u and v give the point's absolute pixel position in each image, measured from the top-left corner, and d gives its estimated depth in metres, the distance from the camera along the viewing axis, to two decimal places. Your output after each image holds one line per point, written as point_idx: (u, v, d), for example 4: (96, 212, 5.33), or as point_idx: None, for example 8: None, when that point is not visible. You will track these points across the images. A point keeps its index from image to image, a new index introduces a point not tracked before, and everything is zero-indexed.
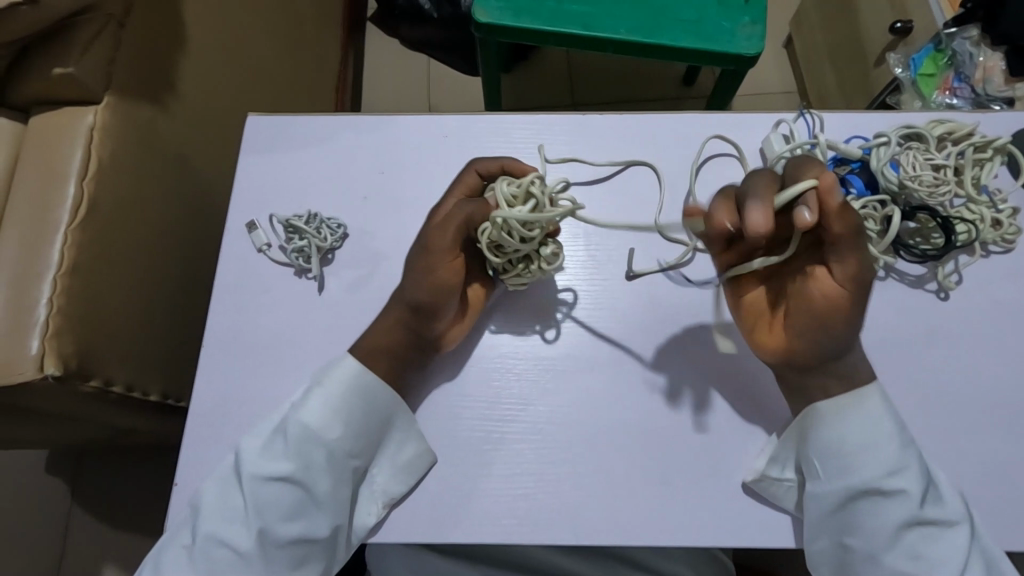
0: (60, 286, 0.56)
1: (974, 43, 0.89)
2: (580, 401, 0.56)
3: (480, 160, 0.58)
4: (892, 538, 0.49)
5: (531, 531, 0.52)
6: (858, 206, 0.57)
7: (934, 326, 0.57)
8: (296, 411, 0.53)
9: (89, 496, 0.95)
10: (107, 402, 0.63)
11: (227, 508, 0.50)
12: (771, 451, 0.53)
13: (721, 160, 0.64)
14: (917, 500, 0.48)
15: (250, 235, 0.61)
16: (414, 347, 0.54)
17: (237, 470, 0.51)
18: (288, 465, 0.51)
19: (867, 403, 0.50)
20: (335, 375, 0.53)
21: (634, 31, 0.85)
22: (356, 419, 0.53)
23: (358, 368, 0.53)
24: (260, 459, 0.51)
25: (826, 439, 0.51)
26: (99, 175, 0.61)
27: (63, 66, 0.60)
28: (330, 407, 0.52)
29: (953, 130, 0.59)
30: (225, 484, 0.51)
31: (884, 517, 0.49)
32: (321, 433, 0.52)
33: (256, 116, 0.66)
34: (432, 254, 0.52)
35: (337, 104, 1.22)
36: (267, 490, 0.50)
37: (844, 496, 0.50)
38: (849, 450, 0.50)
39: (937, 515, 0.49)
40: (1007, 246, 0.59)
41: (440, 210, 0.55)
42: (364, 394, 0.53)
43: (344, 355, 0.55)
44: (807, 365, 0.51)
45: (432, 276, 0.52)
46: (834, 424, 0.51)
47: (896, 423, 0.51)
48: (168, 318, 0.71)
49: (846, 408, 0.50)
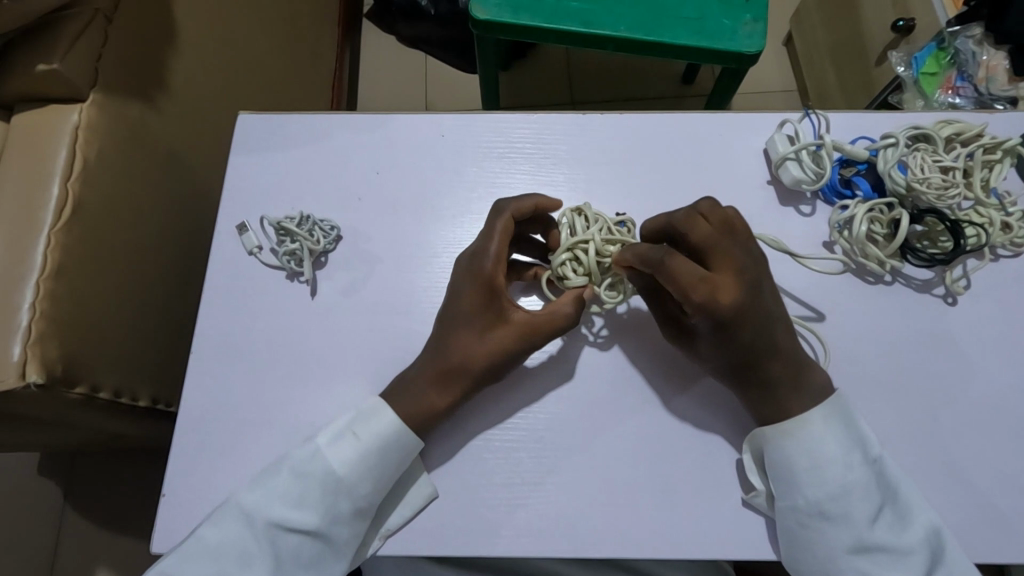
0: (43, 290, 0.55)
1: (978, 42, 0.88)
2: (586, 424, 0.54)
3: (519, 204, 0.53)
4: (840, 561, 0.47)
5: (530, 543, 0.51)
6: (865, 209, 0.55)
7: (941, 331, 0.56)
8: (322, 456, 0.50)
9: (82, 496, 0.93)
10: (95, 409, 0.62)
11: (240, 553, 0.47)
12: (745, 465, 0.51)
13: (724, 161, 0.62)
14: (863, 520, 0.47)
15: (241, 237, 0.60)
16: (433, 391, 0.51)
17: (251, 514, 0.48)
18: (311, 517, 0.48)
19: (807, 423, 0.49)
20: (372, 427, 0.50)
21: (633, 28, 0.83)
22: (386, 474, 0.50)
23: (397, 423, 0.50)
24: (282, 507, 0.48)
25: (778, 458, 0.49)
26: (85, 175, 0.59)
27: (46, 63, 0.58)
28: (363, 462, 0.50)
29: (962, 131, 0.58)
30: (235, 523, 0.48)
31: (835, 538, 0.47)
32: (352, 487, 0.49)
33: (247, 115, 0.65)
34: (471, 363, 0.51)
35: (332, 102, 1.20)
36: (288, 540, 0.48)
37: (795, 518, 0.48)
38: (794, 471, 0.48)
39: (887, 539, 0.47)
40: (1016, 250, 0.58)
41: (494, 275, 0.51)
42: (399, 451, 0.50)
43: (383, 405, 0.51)
44: (793, 385, 0.49)
45: (462, 362, 0.51)
46: (783, 444, 0.49)
47: (856, 443, 0.48)
48: (157, 322, 0.70)
49: (786, 430, 0.49)
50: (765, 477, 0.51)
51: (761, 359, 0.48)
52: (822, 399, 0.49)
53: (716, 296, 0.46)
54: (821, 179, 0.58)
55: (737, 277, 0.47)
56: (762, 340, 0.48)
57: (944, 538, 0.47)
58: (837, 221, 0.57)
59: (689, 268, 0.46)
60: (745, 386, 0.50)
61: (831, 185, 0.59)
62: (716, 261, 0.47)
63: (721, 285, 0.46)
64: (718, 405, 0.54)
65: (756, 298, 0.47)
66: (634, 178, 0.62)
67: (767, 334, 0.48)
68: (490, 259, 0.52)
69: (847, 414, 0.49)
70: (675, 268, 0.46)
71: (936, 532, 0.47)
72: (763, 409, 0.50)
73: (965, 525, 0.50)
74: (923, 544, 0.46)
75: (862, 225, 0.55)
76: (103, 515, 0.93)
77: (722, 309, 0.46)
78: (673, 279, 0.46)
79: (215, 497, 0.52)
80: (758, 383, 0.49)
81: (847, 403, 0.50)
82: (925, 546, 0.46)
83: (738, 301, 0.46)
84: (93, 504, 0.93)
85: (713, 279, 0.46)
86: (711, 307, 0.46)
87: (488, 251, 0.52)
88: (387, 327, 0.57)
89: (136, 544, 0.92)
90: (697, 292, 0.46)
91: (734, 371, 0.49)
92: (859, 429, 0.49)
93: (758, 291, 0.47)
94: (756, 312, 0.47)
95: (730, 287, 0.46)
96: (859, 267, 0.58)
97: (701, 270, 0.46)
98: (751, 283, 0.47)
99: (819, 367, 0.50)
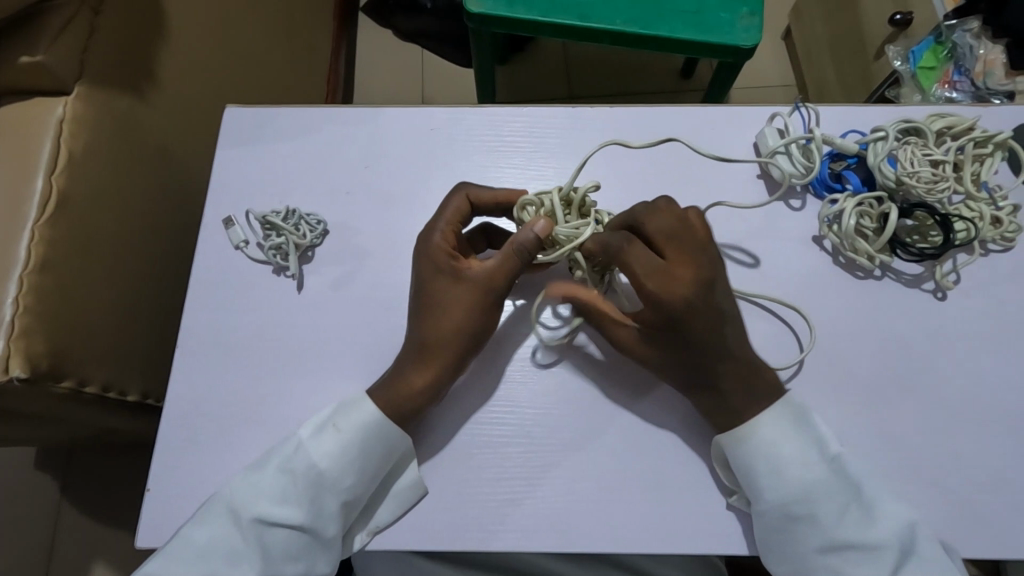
0: (28, 284, 0.55)
1: (975, 36, 0.89)
2: (571, 421, 0.54)
3: (469, 183, 0.55)
4: (811, 560, 0.47)
5: (516, 538, 0.51)
6: (854, 203, 0.55)
7: (931, 326, 0.56)
8: (303, 451, 0.50)
9: (78, 489, 0.93)
10: (82, 403, 0.62)
11: (228, 549, 0.47)
12: (713, 469, 0.51)
13: (713, 156, 0.62)
14: (827, 520, 0.46)
15: (228, 231, 0.59)
16: (410, 360, 0.51)
17: (237, 511, 0.48)
18: (296, 511, 0.48)
19: (760, 426, 0.49)
20: (352, 418, 0.50)
21: (629, 21, 0.83)
22: (371, 465, 0.50)
23: (376, 414, 0.50)
24: (266, 501, 0.48)
25: (740, 464, 0.49)
26: (70, 168, 0.59)
27: (31, 56, 0.58)
28: (345, 454, 0.49)
29: (953, 125, 0.57)
30: (223, 521, 0.47)
31: (805, 537, 0.47)
32: (335, 480, 0.49)
33: (235, 109, 0.65)
34: (436, 318, 0.52)
35: (327, 96, 1.20)
36: (274, 536, 0.48)
37: (764, 520, 0.48)
38: (754, 475, 0.48)
39: (854, 536, 0.46)
40: (1006, 244, 0.58)
41: (440, 244, 0.53)
42: (380, 441, 0.50)
43: (363, 397, 0.51)
44: (745, 386, 0.49)
45: (432, 326, 0.51)
46: (738, 449, 0.49)
47: (812, 443, 0.49)
48: (146, 318, 0.69)
49: (741, 435, 0.49)
50: (735, 479, 0.51)
51: (716, 356, 0.49)
52: (772, 402, 0.49)
53: (669, 287, 0.48)
54: (809, 173, 0.58)
55: (692, 271, 0.49)
56: (716, 339, 0.49)
57: (909, 526, 0.46)
58: (826, 216, 0.57)
59: (644, 257, 0.49)
60: (693, 388, 0.50)
61: (820, 179, 0.59)
62: (672, 256, 0.49)
63: (676, 277, 0.48)
64: None
65: (707, 294, 0.48)
66: (625, 171, 0.62)
67: (723, 335, 0.49)
68: (437, 236, 0.53)
69: (801, 412, 0.50)
70: (630, 254, 0.49)
71: (908, 527, 0.46)
72: (722, 417, 0.50)
73: (955, 522, 0.50)
74: (893, 538, 0.45)
75: (851, 219, 0.55)
76: (99, 509, 0.92)
77: (672, 300, 0.48)
78: (627, 268, 0.49)
79: (203, 492, 0.52)
80: (705, 383, 0.49)
81: (800, 403, 0.50)
82: (896, 540, 0.45)
83: (690, 295, 0.48)
84: (87, 499, 0.93)
85: (665, 270, 0.49)
86: (661, 297, 0.48)
87: (437, 223, 0.54)
88: (374, 321, 0.57)
89: (131, 538, 0.92)
90: (651, 282, 0.48)
91: (682, 369, 0.50)
92: (814, 427, 0.49)
93: (710, 288, 0.49)
94: (711, 308, 0.48)
95: (684, 278, 0.48)
96: (848, 262, 0.58)
97: (657, 262, 0.49)
98: (705, 277, 0.49)
99: (768, 368, 0.50)
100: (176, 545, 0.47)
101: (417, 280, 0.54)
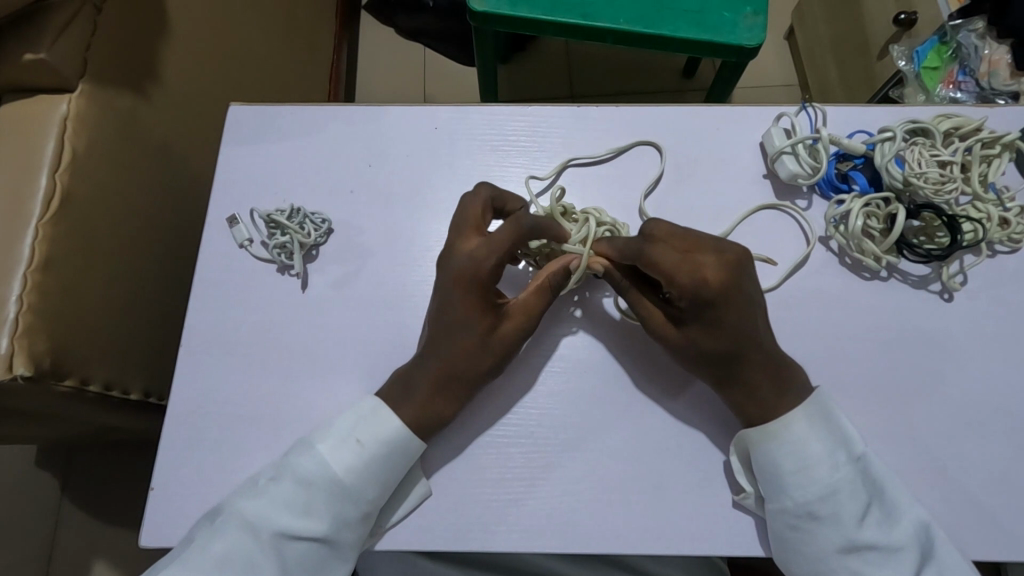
0: (31, 283, 0.54)
1: (980, 36, 0.89)
2: (575, 421, 0.54)
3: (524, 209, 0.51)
4: (831, 561, 0.47)
5: (521, 539, 0.50)
6: (861, 204, 0.55)
7: (937, 327, 0.56)
8: (316, 458, 0.49)
9: (79, 488, 0.93)
10: (84, 401, 0.61)
11: (246, 559, 0.46)
12: (732, 466, 0.51)
13: (719, 156, 0.62)
14: (851, 521, 0.46)
15: (232, 230, 0.59)
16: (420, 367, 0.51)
17: (252, 523, 0.47)
18: (318, 524, 0.48)
19: (792, 424, 0.48)
20: (373, 430, 0.50)
21: (632, 21, 0.82)
22: (391, 477, 0.50)
23: (399, 428, 0.50)
24: (286, 515, 0.47)
25: (766, 461, 0.48)
26: (73, 167, 0.59)
27: (34, 53, 0.57)
28: (366, 467, 0.49)
29: (962, 125, 0.57)
30: (238, 532, 0.47)
31: (827, 537, 0.47)
32: (357, 491, 0.49)
33: (238, 106, 0.64)
34: (466, 352, 0.51)
35: (329, 95, 1.19)
36: (292, 548, 0.47)
37: (785, 520, 0.48)
38: (780, 473, 0.48)
39: (877, 537, 0.46)
40: (1014, 245, 0.57)
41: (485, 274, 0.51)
42: (403, 455, 0.50)
43: (384, 408, 0.51)
44: (776, 384, 0.49)
45: (458, 357, 0.51)
46: (767, 447, 0.48)
47: (839, 441, 0.48)
48: (148, 317, 0.69)
49: (770, 431, 0.48)
50: (753, 478, 0.50)
51: (750, 344, 0.49)
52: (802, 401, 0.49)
53: (699, 279, 0.48)
54: (817, 173, 0.58)
55: (715, 257, 0.49)
56: (750, 325, 0.49)
57: (931, 530, 0.47)
58: (832, 216, 0.57)
59: (667, 254, 0.49)
60: (725, 380, 0.50)
61: (827, 179, 0.59)
62: (692, 250, 0.50)
63: (704, 265, 0.49)
64: (711, 403, 0.54)
65: (738, 278, 0.49)
66: (632, 170, 0.61)
67: (756, 323, 0.49)
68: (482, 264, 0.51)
69: (827, 407, 0.49)
70: (654, 256, 0.49)
71: (924, 526, 0.46)
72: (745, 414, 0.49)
73: (962, 523, 0.50)
74: (911, 541, 0.46)
75: (858, 220, 0.55)
76: (101, 507, 0.92)
77: (707, 288, 0.48)
78: (654, 266, 0.49)
79: (206, 492, 0.52)
80: (729, 377, 0.49)
81: (827, 399, 0.50)
82: (914, 542, 0.46)
83: (722, 279, 0.48)
84: (89, 498, 0.92)
85: (692, 261, 0.49)
86: (697, 286, 0.48)
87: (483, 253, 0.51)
88: (378, 320, 0.57)
89: (133, 537, 0.91)
90: (681, 275, 0.49)
91: (715, 368, 0.50)
92: (840, 426, 0.49)
93: (739, 270, 0.49)
94: (740, 292, 0.49)
95: (712, 271, 0.49)
96: (855, 263, 0.57)
97: (679, 258, 0.49)
98: (728, 261, 0.49)
99: (796, 365, 0.50)
100: (192, 557, 0.46)
101: (447, 305, 0.52)
